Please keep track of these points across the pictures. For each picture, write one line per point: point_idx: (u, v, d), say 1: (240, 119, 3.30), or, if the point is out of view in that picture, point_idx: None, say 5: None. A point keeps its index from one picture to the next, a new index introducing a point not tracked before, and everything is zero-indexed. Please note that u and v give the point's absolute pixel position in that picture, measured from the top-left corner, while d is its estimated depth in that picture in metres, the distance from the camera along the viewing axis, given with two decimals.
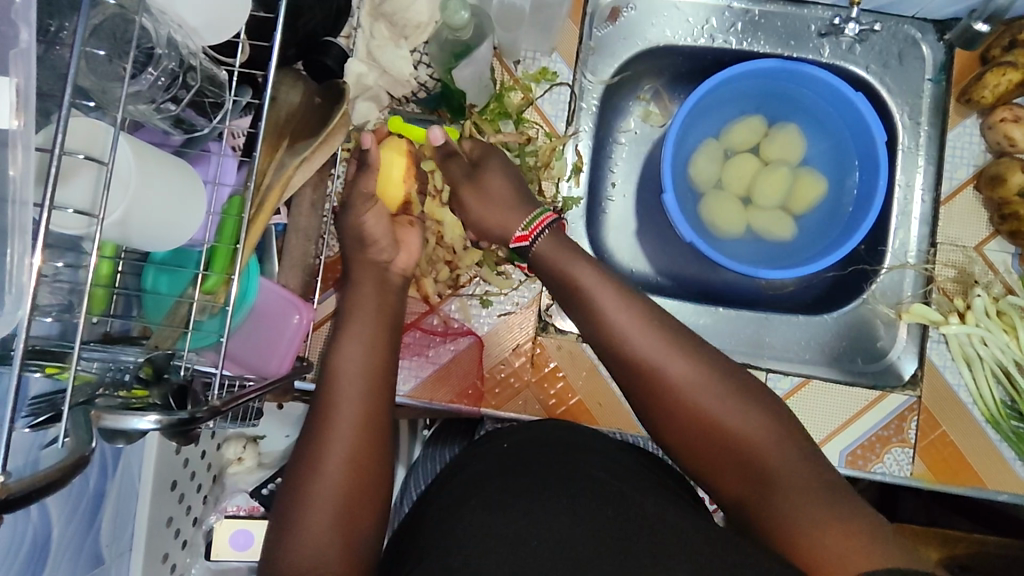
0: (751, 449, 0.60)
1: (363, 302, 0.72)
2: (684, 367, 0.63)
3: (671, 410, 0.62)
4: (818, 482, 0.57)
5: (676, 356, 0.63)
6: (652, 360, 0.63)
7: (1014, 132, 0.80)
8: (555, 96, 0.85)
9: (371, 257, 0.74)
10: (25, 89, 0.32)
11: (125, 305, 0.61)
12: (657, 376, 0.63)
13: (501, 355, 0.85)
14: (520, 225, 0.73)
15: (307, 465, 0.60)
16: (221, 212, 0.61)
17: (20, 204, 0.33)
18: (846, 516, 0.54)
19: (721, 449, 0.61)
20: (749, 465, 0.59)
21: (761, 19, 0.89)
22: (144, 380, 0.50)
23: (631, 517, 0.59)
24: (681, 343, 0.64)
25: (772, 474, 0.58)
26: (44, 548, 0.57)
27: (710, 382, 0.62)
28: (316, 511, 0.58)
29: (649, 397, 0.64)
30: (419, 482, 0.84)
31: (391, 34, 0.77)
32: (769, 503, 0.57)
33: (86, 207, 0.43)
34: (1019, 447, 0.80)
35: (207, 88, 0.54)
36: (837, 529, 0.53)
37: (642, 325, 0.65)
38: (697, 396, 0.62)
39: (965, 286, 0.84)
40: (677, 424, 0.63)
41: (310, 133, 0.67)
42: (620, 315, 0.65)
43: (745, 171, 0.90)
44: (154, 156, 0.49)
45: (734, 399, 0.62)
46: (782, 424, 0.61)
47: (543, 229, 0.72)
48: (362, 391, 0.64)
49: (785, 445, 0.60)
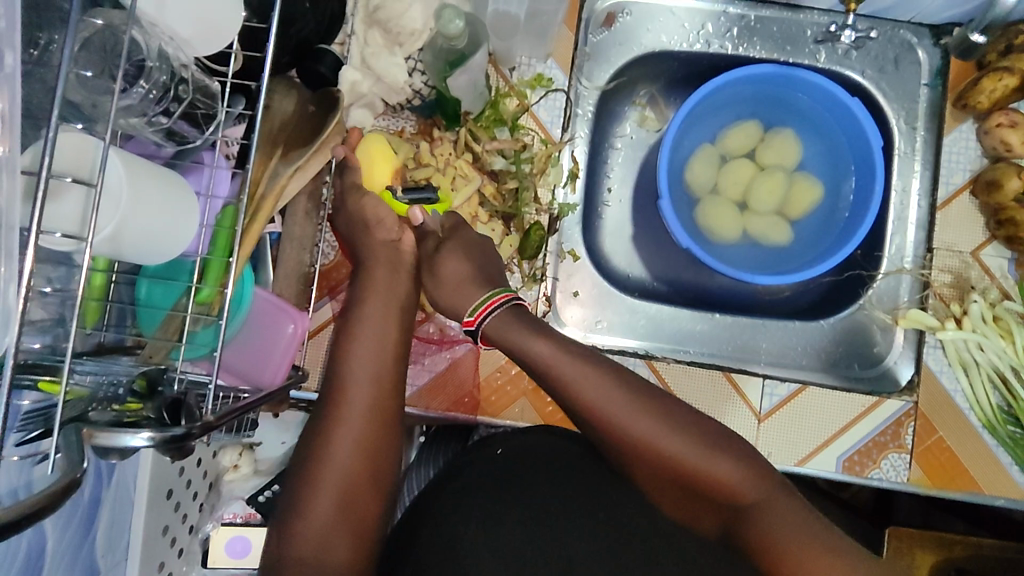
0: (726, 487, 0.59)
1: (376, 285, 0.71)
2: (647, 422, 0.60)
3: (641, 460, 0.60)
4: (791, 509, 0.58)
5: (637, 410, 0.61)
6: (616, 416, 0.61)
7: (1011, 137, 0.80)
8: (551, 102, 0.85)
9: (380, 238, 0.72)
10: (9, 115, 0.31)
11: (118, 316, 0.60)
12: (622, 432, 0.60)
13: (496, 363, 0.83)
14: (469, 310, 0.67)
15: (315, 454, 0.62)
16: (214, 224, 0.61)
17: (6, 228, 0.32)
18: (817, 534, 0.56)
19: (696, 489, 0.60)
20: (723, 501, 0.59)
21: (757, 23, 0.88)
22: (139, 394, 0.50)
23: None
24: (641, 397, 0.62)
25: (749, 508, 0.58)
26: (38, 562, 0.57)
27: (678, 435, 0.60)
28: (322, 500, 0.60)
29: (616, 449, 0.62)
30: (414, 486, 0.85)
31: (385, 41, 0.77)
32: (748, 532, 0.58)
33: (74, 230, 0.43)
34: (1016, 452, 0.80)
35: (198, 100, 0.54)
36: (815, 548, 0.55)
37: (589, 372, 0.62)
38: (666, 446, 0.60)
39: (961, 292, 0.84)
40: (648, 471, 0.61)
41: (303, 142, 0.66)
42: (578, 375, 0.62)
43: (742, 176, 0.90)
44: (146, 170, 0.48)
45: (705, 445, 0.60)
46: (750, 457, 0.60)
47: (488, 313, 0.66)
48: (371, 383, 0.66)
49: (760, 480, 0.59)
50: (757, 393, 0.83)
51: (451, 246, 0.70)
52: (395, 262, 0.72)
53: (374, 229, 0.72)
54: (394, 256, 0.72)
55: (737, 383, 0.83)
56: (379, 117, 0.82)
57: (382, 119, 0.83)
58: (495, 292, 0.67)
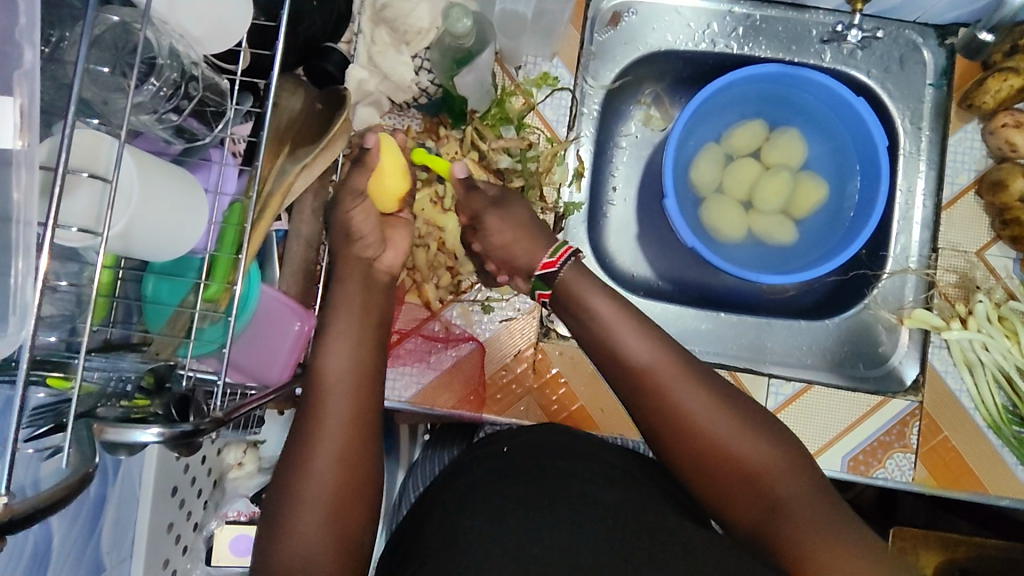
0: (754, 470, 0.60)
1: (349, 298, 0.72)
2: (689, 391, 0.64)
3: (677, 429, 0.63)
4: (815, 499, 0.59)
5: (683, 378, 0.64)
6: (662, 380, 0.64)
7: (1016, 137, 0.80)
8: (557, 101, 0.85)
9: (356, 252, 0.74)
10: (28, 109, 0.31)
11: (125, 312, 0.60)
12: (665, 396, 0.64)
13: (502, 361, 0.85)
14: (547, 252, 0.75)
15: (296, 464, 0.61)
16: (221, 221, 0.61)
17: (23, 224, 0.32)
18: (837, 528, 0.56)
19: (722, 470, 0.61)
20: (748, 485, 0.60)
21: (763, 23, 0.88)
22: (146, 390, 0.50)
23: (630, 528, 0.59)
24: (689, 369, 0.65)
25: (773, 494, 0.59)
26: (44, 557, 0.57)
27: (715, 409, 0.63)
28: (309, 511, 0.59)
29: (653, 420, 0.64)
30: (419, 483, 0.84)
31: (392, 39, 0.77)
32: (771, 525, 0.58)
33: (89, 225, 0.43)
34: (1021, 452, 0.80)
35: (208, 97, 0.54)
36: (832, 542, 0.55)
37: (647, 336, 0.67)
38: (700, 416, 0.62)
39: (967, 292, 0.84)
40: (677, 446, 0.63)
41: (311, 140, 0.67)
42: (631, 339, 0.67)
43: (747, 176, 0.90)
44: (157, 168, 0.49)
45: (739, 424, 0.62)
46: (784, 445, 0.62)
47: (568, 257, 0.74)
48: (351, 392, 0.65)
49: (786, 467, 0.61)
50: (764, 393, 0.83)
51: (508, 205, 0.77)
52: (368, 280, 0.74)
53: (352, 244, 0.73)
54: (368, 271, 0.74)
55: (742, 382, 0.83)
56: (386, 114, 0.82)
57: (388, 116, 0.83)
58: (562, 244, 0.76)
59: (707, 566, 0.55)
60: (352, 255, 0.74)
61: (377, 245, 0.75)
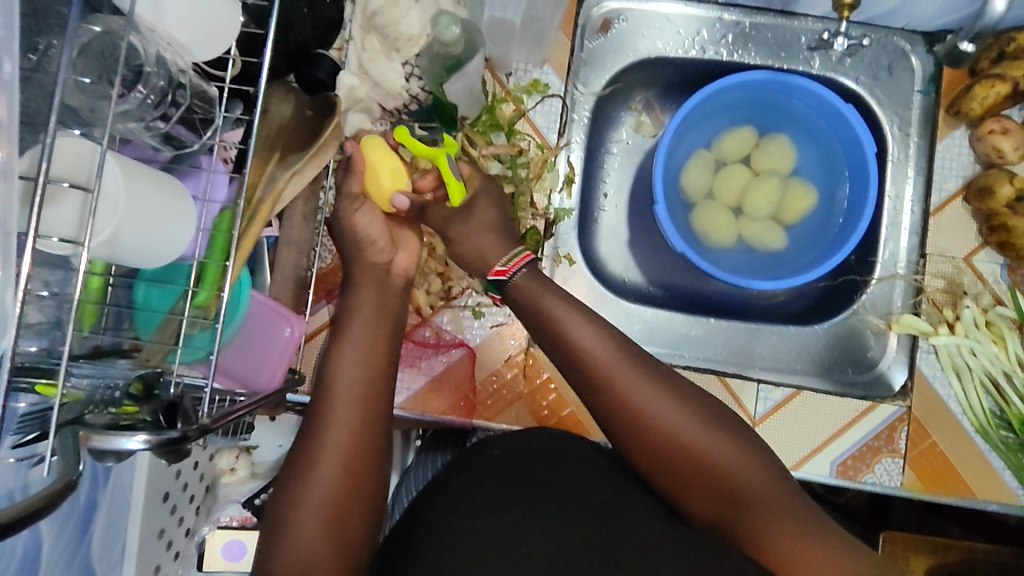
0: (722, 467, 0.61)
1: (360, 306, 0.73)
2: (653, 393, 0.64)
3: (644, 434, 0.63)
4: (785, 502, 0.59)
5: (646, 382, 0.65)
6: (625, 383, 0.65)
7: (1003, 144, 0.80)
8: (547, 107, 0.86)
9: (370, 258, 0.74)
10: (8, 120, 0.31)
11: (115, 318, 0.61)
12: (631, 398, 0.64)
13: (493, 367, 0.85)
14: (499, 260, 0.74)
15: (298, 471, 0.61)
16: (211, 228, 0.61)
17: (4, 233, 0.32)
18: (817, 524, 0.57)
19: (696, 470, 0.62)
20: (719, 483, 0.61)
21: (752, 30, 0.89)
22: (134, 397, 0.50)
23: (618, 530, 0.59)
24: (652, 371, 0.66)
25: (745, 494, 0.60)
26: (33, 564, 0.57)
27: (681, 411, 0.64)
28: (305, 512, 0.58)
29: (627, 426, 0.64)
30: (411, 489, 0.85)
31: (382, 46, 0.76)
32: (751, 523, 0.58)
33: (71, 235, 0.43)
34: (1008, 457, 0.80)
35: (196, 105, 0.54)
36: (801, 536, 0.56)
37: (607, 340, 0.68)
38: (668, 414, 0.63)
39: (954, 297, 0.85)
40: (648, 449, 0.63)
41: (301, 145, 0.67)
42: (595, 344, 0.67)
43: (737, 182, 0.90)
44: (141, 173, 0.49)
45: (710, 426, 0.63)
46: (752, 445, 0.63)
47: (521, 266, 0.74)
48: (361, 384, 0.66)
49: (755, 464, 0.62)
50: (752, 398, 0.83)
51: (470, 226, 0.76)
52: (384, 283, 0.74)
53: (364, 250, 0.73)
54: (382, 279, 0.74)
55: (731, 386, 0.84)
56: (377, 120, 0.82)
57: (379, 123, 0.83)
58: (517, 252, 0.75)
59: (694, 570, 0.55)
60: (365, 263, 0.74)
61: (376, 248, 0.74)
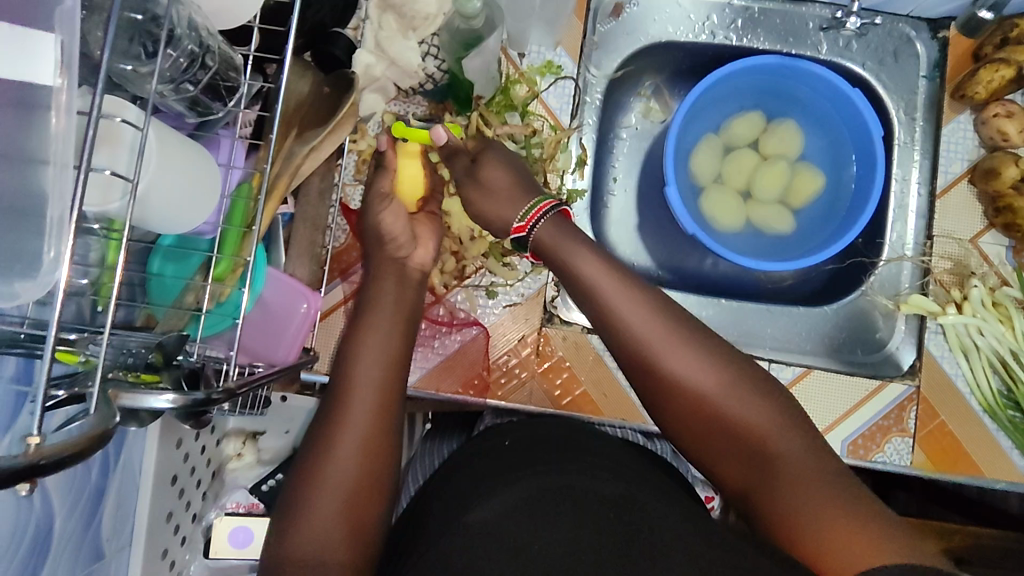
0: (751, 438, 0.60)
1: (380, 287, 0.73)
2: (684, 356, 0.63)
3: (669, 401, 0.63)
4: (815, 469, 0.57)
5: (677, 344, 0.63)
6: (652, 346, 0.63)
7: (1007, 127, 0.82)
8: (560, 89, 0.86)
9: (391, 254, 0.75)
10: (69, 46, 0.31)
11: (131, 292, 0.61)
12: (653, 364, 0.63)
13: (506, 347, 0.85)
14: (518, 216, 0.72)
15: (317, 453, 0.61)
16: (230, 196, 0.61)
17: (60, 165, 0.32)
18: (844, 496, 0.55)
19: (721, 440, 0.61)
20: (747, 451, 0.60)
21: (761, 15, 0.90)
22: (153, 366, 0.48)
23: (635, 518, 0.56)
24: (680, 332, 0.64)
25: (776, 463, 0.58)
26: (46, 541, 0.57)
27: (712, 374, 0.62)
28: (322, 497, 0.58)
29: (654, 396, 0.64)
30: (419, 476, 0.76)
31: (399, 25, 0.78)
32: (773, 494, 0.57)
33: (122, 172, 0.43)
34: (1016, 436, 0.81)
35: (223, 72, 0.55)
36: (826, 511, 0.54)
37: (637, 301, 0.65)
38: (701, 385, 0.62)
39: (961, 278, 0.86)
40: (673, 417, 0.63)
41: (319, 122, 0.68)
42: (623, 307, 0.65)
43: (745, 166, 0.92)
44: (172, 135, 0.48)
45: (739, 389, 0.61)
46: (787, 413, 0.61)
47: (538, 219, 0.70)
48: (377, 377, 0.65)
49: (787, 430, 0.60)
50: None
51: (482, 206, 0.75)
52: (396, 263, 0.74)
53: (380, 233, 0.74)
54: (402, 271, 0.74)
55: None
56: (391, 101, 0.84)
57: (394, 103, 0.84)
58: (541, 200, 0.72)
59: (712, 537, 0.55)
60: (386, 255, 0.75)
61: (406, 246, 0.75)
